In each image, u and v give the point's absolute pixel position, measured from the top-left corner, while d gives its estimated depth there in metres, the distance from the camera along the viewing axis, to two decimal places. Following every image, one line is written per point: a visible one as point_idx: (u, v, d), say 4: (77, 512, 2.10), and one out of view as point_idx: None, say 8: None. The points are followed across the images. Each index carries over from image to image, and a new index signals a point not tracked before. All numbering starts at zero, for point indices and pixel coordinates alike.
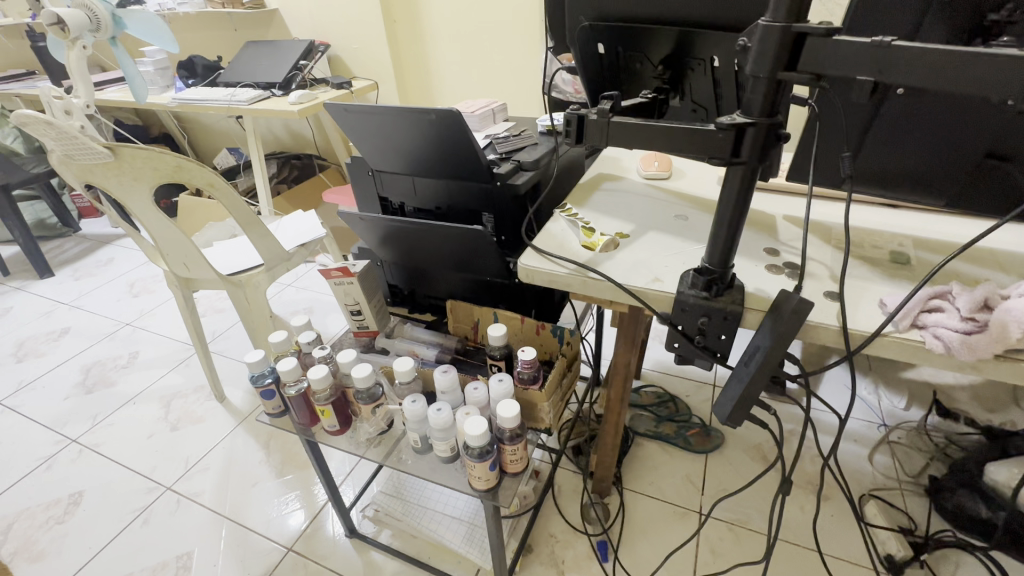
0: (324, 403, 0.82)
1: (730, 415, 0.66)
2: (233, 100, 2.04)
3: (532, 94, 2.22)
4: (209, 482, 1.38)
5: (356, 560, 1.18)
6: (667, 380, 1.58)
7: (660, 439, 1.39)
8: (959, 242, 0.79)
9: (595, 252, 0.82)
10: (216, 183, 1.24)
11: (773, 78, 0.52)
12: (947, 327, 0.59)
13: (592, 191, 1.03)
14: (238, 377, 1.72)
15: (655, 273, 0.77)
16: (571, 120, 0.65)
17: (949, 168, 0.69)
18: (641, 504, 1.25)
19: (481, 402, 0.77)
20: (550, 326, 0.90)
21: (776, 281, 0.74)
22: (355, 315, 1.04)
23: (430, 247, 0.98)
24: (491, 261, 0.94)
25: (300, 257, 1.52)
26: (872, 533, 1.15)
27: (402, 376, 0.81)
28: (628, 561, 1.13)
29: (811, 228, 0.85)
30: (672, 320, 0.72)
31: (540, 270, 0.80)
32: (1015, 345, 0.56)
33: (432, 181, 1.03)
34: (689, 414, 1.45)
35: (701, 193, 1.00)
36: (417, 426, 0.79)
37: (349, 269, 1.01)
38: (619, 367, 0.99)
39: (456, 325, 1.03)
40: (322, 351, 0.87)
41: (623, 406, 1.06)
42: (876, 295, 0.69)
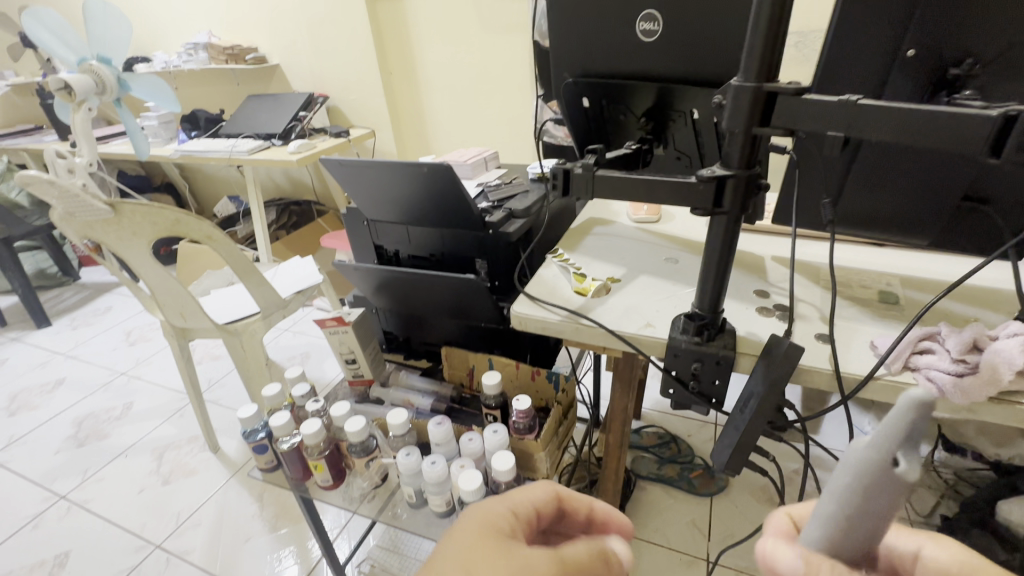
0: (317, 457, 0.81)
1: (728, 463, 0.65)
2: (234, 151, 2.09)
3: (524, 138, 2.29)
4: (199, 538, 1.34)
5: None
6: (668, 420, 1.56)
7: (663, 482, 1.36)
8: (946, 280, 0.80)
9: (586, 297, 0.83)
10: (214, 235, 1.26)
11: (748, 133, 0.53)
12: (939, 369, 0.59)
13: (583, 236, 1.05)
14: (233, 426, 1.70)
15: (646, 319, 0.77)
16: (557, 173, 0.67)
17: (930, 212, 0.70)
18: (646, 552, 1.20)
19: (476, 454, 0.76)
20: (545, 372, 0.90)
21: (767, 324, 0.74)
22: (350, 364, 1.04)
23: (424, 295, 0.99)
24: (484, 308, 0.95)
25: (297, 303, 1.53)
26: None
27: (396, 429, 0.80)
28: None
29: (799, 268, 0.86)
30: (665, 366, 0.72)
31: (532, 318, 0.81)
32: (1007, 386, 0.56)
33: (426, 230, 1.05)
34: (692, 454, 1.42)
35: (690, 236, 1.01)
36: (411, 480, 0.77)
37: (344, 318, 1.01)
38: (616, 411, 0.98)
39: (451, 372, 1.02)
40: (315, 404, 0.86)
41: (622, 451, 1.05)
42: (866, 337, 0.69)
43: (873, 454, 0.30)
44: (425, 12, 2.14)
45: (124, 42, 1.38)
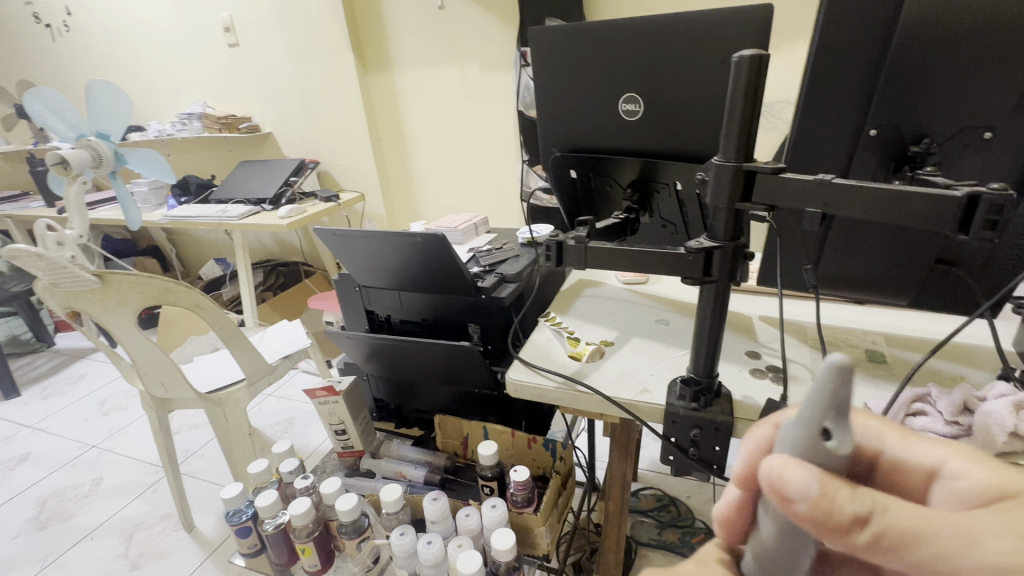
0: (305, 540, 0.77)
1: None
2: (224, 216, 2.11)
3: (510, 200, 2.36)
4: None
5: None
6: (664, 480, 1.52)
7: (664, 549, 1.30)
8: (928, 337, 0.82)
9: (581, 362, 0.84)
10: (202, 303, 1.25)
11: (732, 207, 0.57)
12: (935, 431, 0.60)
13: (574, 298, 1.06)
14: (210, 502, 1.60)
15: (642, 384, 0.77)
16: (550, 244, 0.70)
17: (908, 277, 0.73)
18: None
19: (473, 531, 0.73)
20: (541, 440, 0.88)
21: (761, 386, 0.75)
22: (340, 435, 1.01)
23: (416, 362, 0.98)
24: (477, 374, 0.94)
25: (284, 368, 1.50)
26: None
27: (389, 506, 0.76)
28: None
29: (787, 328, 0.88)
30: (664, 432, 0.72)
31: (527, 384, 0.80)
32: (1003, 448, 0.57)
33: (417, 296, 1.05)
34: (692, 517, 1.38)
35: (679, 297, 1.04)
36: (405, 562, 0.73)
37: (334, 387, 0.99)
38: (614, 477, 0.96)
39: (444, 441, 1.00)
40: (304, 480, 0.83)
41: (623, 518, 1.01)
42: (860, 399, 0.70)
43: (800, 430, 0.29)
44: (414, 84, 2.26)
45: (124, 118, 1.43)
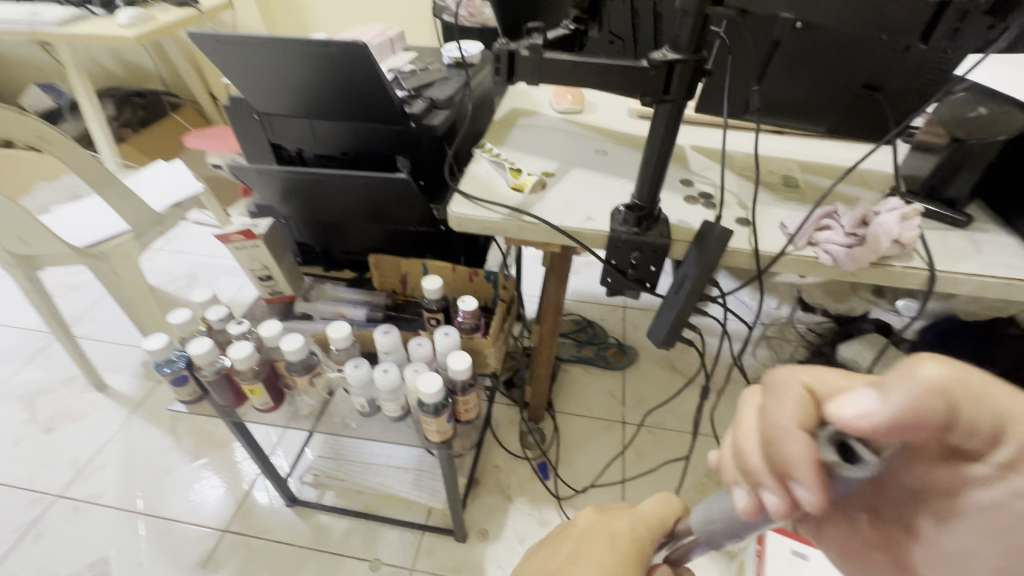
0: (253, 381, 0.75)
1: (664, 338, 0.73)
2: (37, 22, 1.60)
3: (419, 17, 2.03)
4: (110, 480, 1.24)
5: (302, 525, 1.15)
6: (582, 307, 1.68)
7: (582, 362, 1.50)
8: (835, 163, 0.90)
9: (524, 194, 0.81)
10: (47, 137, 1.03)
11: (701, 13, 0.52)
12: (836, 243, 0.69)
13: (509, 128, 1.00)
14: (120, 361, 1.50)
15: (586, 212, 0.78)
16: (500, 55, 0.62)
17: (832, 100, 0.78)
18: (573, 423, 1.35)
19: (427, 357, 0.75)
20: (482, 272, 0.89)
21: (695, 211, 0.79)
22: (265, 281, 0.95)
23: (342, 200, 0.90)
24: (413, 210, 0.89)
25: (176, 218, 1.32)
26: None
27: (339, 342, 0.76)
28: (567, 475, 1.24)
29: (716, 157, 0.91)
30: (606, 256, 0.76)
31: (472, 218, 0.78)
32: (885, 253, 0.68)
33: (334, 124, 0.92)
34: (606, 335, 1.57)
35: (615, 126, 1.01)
36: (362, 391, 0.75)
37: (252, 230, 0.89)
38: (549, 303, 1.03)
39: (382, 281, 0.98)
40: (239, 326, 0.78)
41: (555, 339, 1.11)
42: (778, 218, 0.77)
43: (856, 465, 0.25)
44: None
45: None
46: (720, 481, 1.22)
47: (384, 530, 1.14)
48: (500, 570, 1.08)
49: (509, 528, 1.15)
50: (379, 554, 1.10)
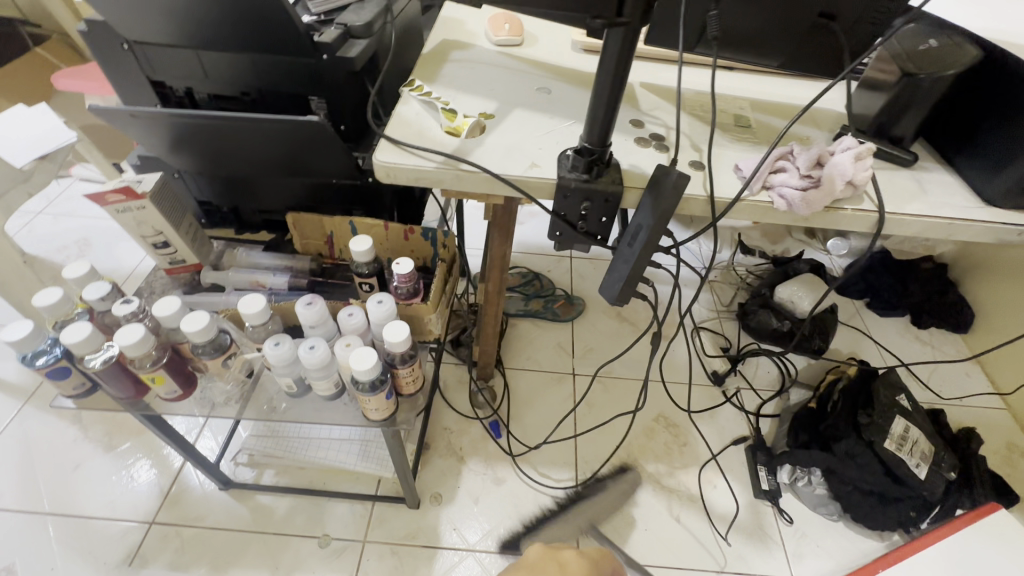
0: (153, 369, 0.64)
1: (618, 294, 0.69)
2: None
3: None
4: (5, 481, 1.09)
5: (240, 508, 1.07)
6: (527, 259, 1.63)
7: (531, 316, 1.46)
8: (784, 101, 0.86)
9: (461, 139, 0.72)
10: None
11: None
12: (790, 186, 0.66)
13: (440, 63, 0.88)
14: (1, 345, 1.30)
15: (531, 158, 0.70)
16: None
17: (788, 31, 0.72)
18: (524, 379, 1.33)
19: (360, 328, 0.67)
20: (419, 229, 0.80)
21: (647, 155, 0.73)
22: (160, 248, 0.81)
23: (246, 149, 0.77)
24: (333, 160, 0.77)
25: (46, 174, 1.11)
26: (703, 357, 1.40)
27: (253, 318, 0.65)
28: (519, 431, 1.22)
29: (666, 96, 0.85)
30: (554, 208, 0.70)
31: (402, 167, 0.68)
32: (838, 196, 0.66)
33: (226, 56, 0.76)
34: (553, 287, 1.53)
35: (558, 61, 0.92)
36: (287, 371, 0.66)
37: (134, 188, 0.74)
38: (494, 260, 0.96)
39: (304, 243, 0.86)
40: (128, 305, 0.66)
41: (502, 296, 1.05)
42: (732, 161, 0.73)
43: None
44: None
45: None
46: (668, 426, 1.25)
47: (332, 504, 1.08)
48: (456, 533, 1.06)
49: (464, 489, 1.13)
50: (328, 530, 1.05)
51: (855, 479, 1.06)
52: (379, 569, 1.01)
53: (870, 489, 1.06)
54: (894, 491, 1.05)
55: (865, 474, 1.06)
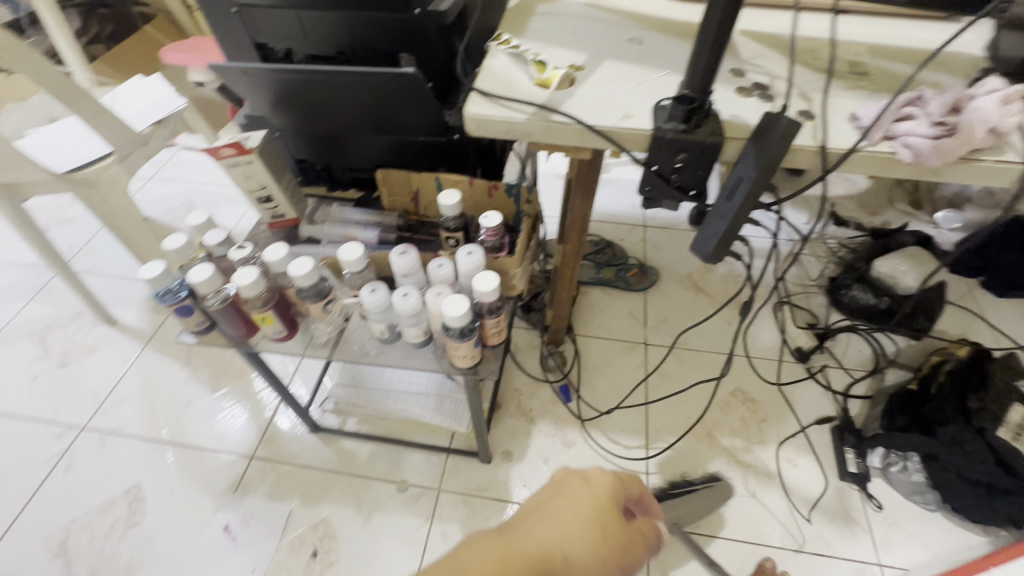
0: (262, 309, 0.69)
1: (712, 253, 0.67)
2: None
3: None
4: (132, 412, 1.24)
5: (327, 451, 1.16)
6: (599, 227, 1.60)
7: (602, 284, 1.44)
8: (908, 45, 0.77)
9: (551, 91, 0.71)
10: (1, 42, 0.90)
11: None
12: (918, 135, 0.60)
13: (527, 17, 0.86)
14: (125, 294, 1.46)
15: (624, 110, 0.68)
16: None
17: None
18: (595, 346, 1.32)
19: (449, 280, 0.69)
20: (504, 185, 0.80)
21: (750, 106, 0.68)
22: (264, 202, 0.86)
23: (342, 106, 0.80)
24: (423, 116, 0.79)
25: (161, 139, 1.21)
26: (786, 333, 1.32)
27: (352, 266, 0.69)
28: (589, 396, 1.23)
29: (771, 43, 0.78)
30: (646, 161, 0.67)
31: (493, 120, 0.68)
32: (976, 145, 0.59)
33: (324, 15, 0.79)
34: (626, 256, 1.50)
35: (649, 11, 0.87)
36: (381, 317, 0.70)
37: (244, 144, 0.80)
38: (574, 220, 0.95)
39: (392, 199, 0.89)
40: (242, 251, 0.71)
41: (579, 259, 1.03)
42: (847, 110, 0.67)
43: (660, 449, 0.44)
44: None
45: None
46: (745, 401, 1.21)
47: (409, 453, 1.15)
48: (526, 490, 1.09)
49: (533, 448, 1.15)
50: (405, 477, 1.11)
51: (962, 467, 0.97)
52: (453, 517, 1.06)
53: (979, 480, 0.97)
54: (1005, 482, 0.95)
55: (974, 463, 0.96)
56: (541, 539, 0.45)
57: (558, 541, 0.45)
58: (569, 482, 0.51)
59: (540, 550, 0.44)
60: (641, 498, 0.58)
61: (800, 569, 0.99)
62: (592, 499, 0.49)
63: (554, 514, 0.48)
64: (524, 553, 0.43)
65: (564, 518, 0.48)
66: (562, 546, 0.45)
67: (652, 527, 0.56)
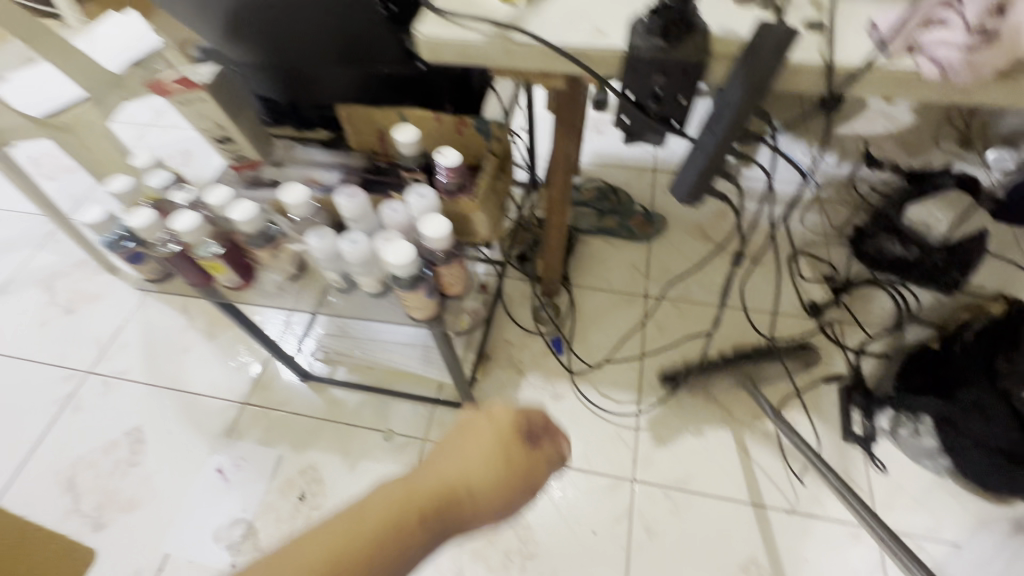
0: (212, 258, 0.65)
1: (691, 191, 0.58)
2: None
3: None
4: (134, 358, 1.27)
5: (316, 399, 1.17)
6: (605, 171, 1.50)
7: (604, 233, 1.36)
8: None
9: (515, 6, 0.61)
10: None
11: None
12: (947, 45, 0.49)
13: None
14: None
15: (596, 25, 0.58)
16: None
17: None
18: (591, 298, 1.26)
19: (402, 225, 0.63)
20: (472, 121, 0.72)
21: (748, 16, 0.58)
22: (223, 143, 0.81)
23: (293, 33, 0.72)
24: (380, 41, 0.71)
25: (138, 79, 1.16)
26: (800, 285, 1.23)
27: (297, 210, 0.64)
28: (581, 349, 1.18)
29: None
30: (621, 86, 0.58)
31: (446, 42, 0.60)
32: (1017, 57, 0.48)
33: None
34: (631, 202, 1.40)
35: None
36: (332, 265, 0.65)
37: (191, 79, 0.74)
38: (558, 161, 0.86)
39: (358, 139, 0.82)
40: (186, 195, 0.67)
41: (567, 204, 0.96)
42: (866, 17, 0.55)
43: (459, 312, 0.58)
44: None
45: None
46: (747, 356, 1.14)
47: (397, 403, 1.14)
48: None
49: (522, 401, 1.13)
50: (392, 426, 1.12)
51: (980, 434, 0.89)
52: None
53: (997, 447, 0.89)
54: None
55: (994, 429, 0.88)
56: (443, 477, 0.50)
57: (468, 469, 0.51)
58: (474, 422, 0.55)
59: (443, 484, 0.50)
60: (543, 426, 0.56)
61: (788, 528, 0.96)
62: (495, 432, 0.54)
63: (458, 449, 0.53)
64: (425, 485, 0.49)
65: (470, 452, 0.52)
66: (468, 481, 0.51)
67: (551, 449, 0.56)
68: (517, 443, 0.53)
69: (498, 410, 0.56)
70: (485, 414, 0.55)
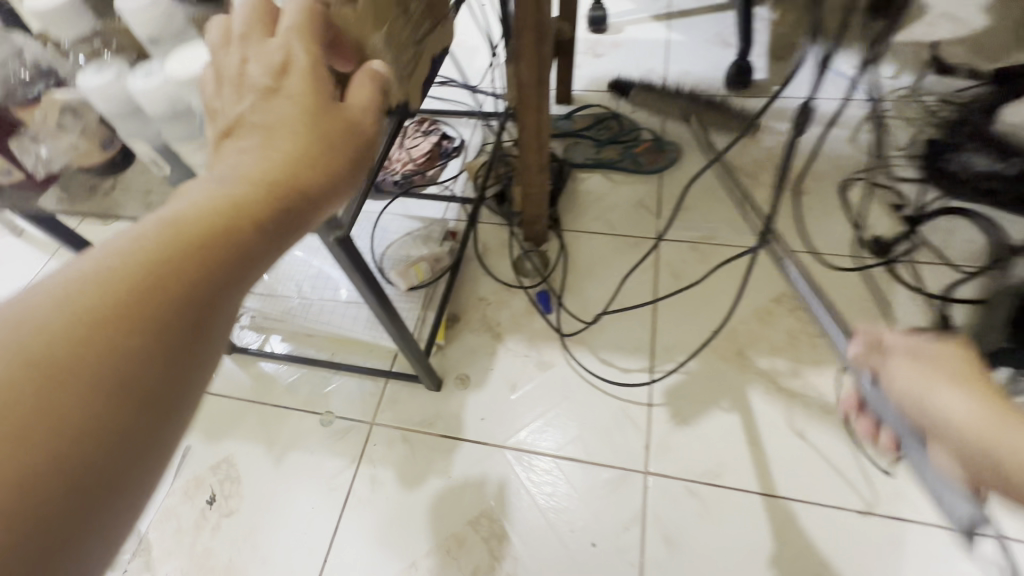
0: None
1: None
2: None
3: None
4: None
5: (241, 375, 0.92)
6: (605, 98, 1.23)
7: (603, 167, 1.09)
8: None
9: None
10: None
11: None
12: None
13: None
14: None
15: None
16: None
17: None
18: (588, 243, 1.00)
19: None
20: None
21: None
22: None
23: None
24: None
25: None
26: (857, 219, 0.95)
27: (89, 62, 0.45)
28: (575, 305, 0.92)
29: None
30: None
31: None
32: None
33: None
34: (636, 129, 1.13)
35: None
36: None
37: None
38: (525, 16, 0.59)
39: None
40: None
41: (543, 93, 0.68)
42: None
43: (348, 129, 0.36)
44: None
45: None
46: (793, 309, 0.87)
47: (339, 378, 0.89)
48: (484, 424, 0.82)
49: (498, 372, 0.87)
50: (331, 408, 0.87)
51: None
52: (386, 459, 0.81)
53: None
54: None
55: None
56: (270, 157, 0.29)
57: (298, 156, 0.30)
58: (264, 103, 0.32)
59: (277, 173, 0.29)
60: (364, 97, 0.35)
61: (863, 535, 0.69)
62: (293, 107, 0.31)
63: (260, 137, 0.31)
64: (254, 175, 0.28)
65: (273, 134, 0.31)
66: (304, 168, 0.30)
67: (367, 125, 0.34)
68: (326, 119, 0.32)
69: (297, 47, 0.33)
70: (272, 76, 0.32)
